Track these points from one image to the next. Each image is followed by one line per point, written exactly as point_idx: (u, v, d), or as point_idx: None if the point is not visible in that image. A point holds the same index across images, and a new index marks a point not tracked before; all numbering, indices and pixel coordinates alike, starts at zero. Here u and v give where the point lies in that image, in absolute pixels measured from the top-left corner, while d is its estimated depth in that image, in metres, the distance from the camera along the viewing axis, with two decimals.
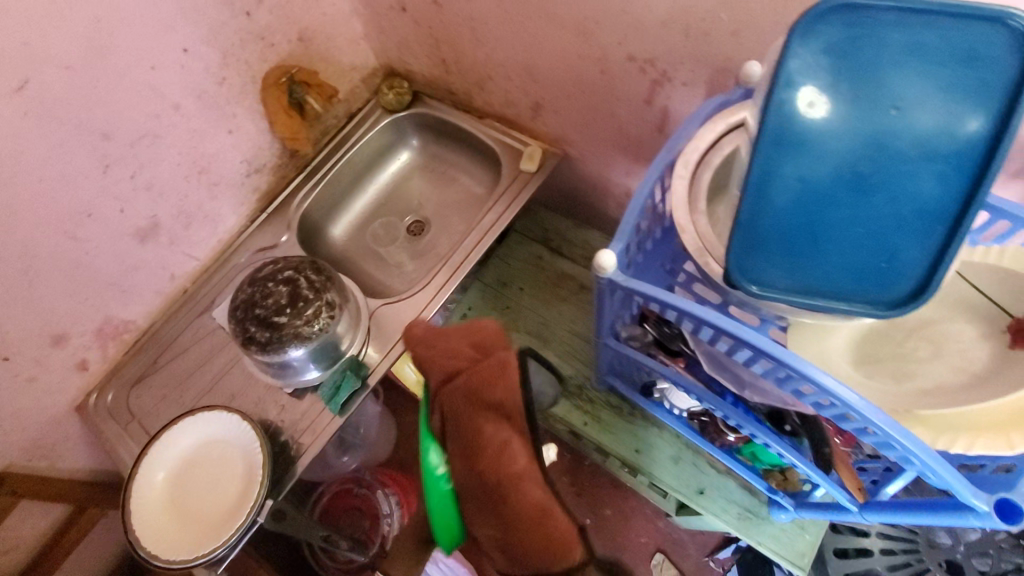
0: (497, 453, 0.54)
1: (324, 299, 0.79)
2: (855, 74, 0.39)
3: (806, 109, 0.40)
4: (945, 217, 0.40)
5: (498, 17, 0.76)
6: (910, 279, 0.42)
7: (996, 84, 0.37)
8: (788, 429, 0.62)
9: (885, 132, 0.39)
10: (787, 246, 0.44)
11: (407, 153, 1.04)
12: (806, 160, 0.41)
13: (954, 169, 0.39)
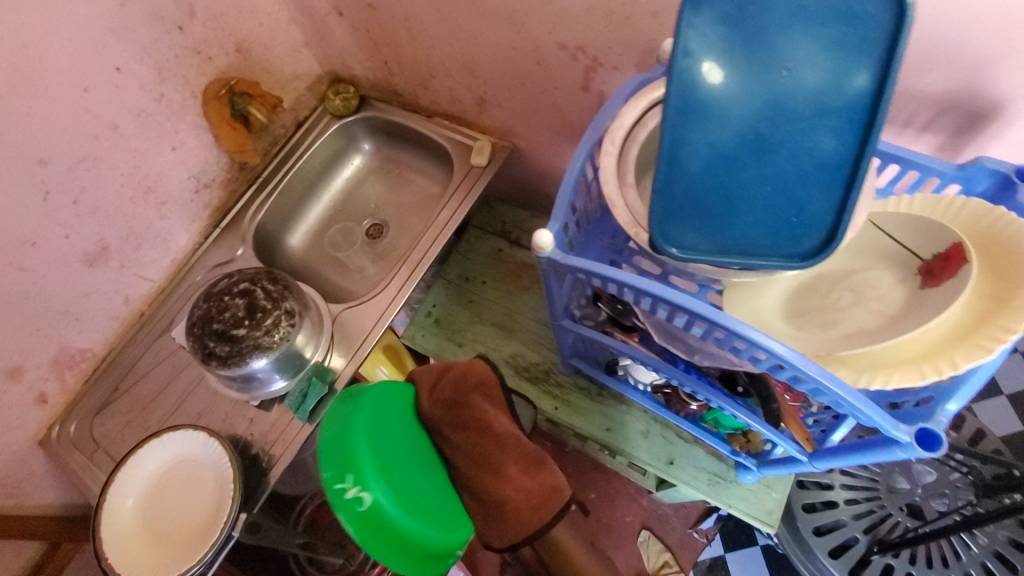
0: (483, 425, 0.62)
1: (283, 308, 0.77)
2: (744, 37, 0.34)
3: (699, 73, 0.35)
4: (844, 173, 0.35)
5: (431, 17, 0.75)
6: (818, 234, 0.36)
7: (875, 39, 0.33)
8: (740, 389, 0.58)
9: (775, 91, 0.34)
10: (696, 209, 0.37)
11: (360, 157, 1.05)
12: (703, 124, 0.36)
13: (846, 123, 0.34)
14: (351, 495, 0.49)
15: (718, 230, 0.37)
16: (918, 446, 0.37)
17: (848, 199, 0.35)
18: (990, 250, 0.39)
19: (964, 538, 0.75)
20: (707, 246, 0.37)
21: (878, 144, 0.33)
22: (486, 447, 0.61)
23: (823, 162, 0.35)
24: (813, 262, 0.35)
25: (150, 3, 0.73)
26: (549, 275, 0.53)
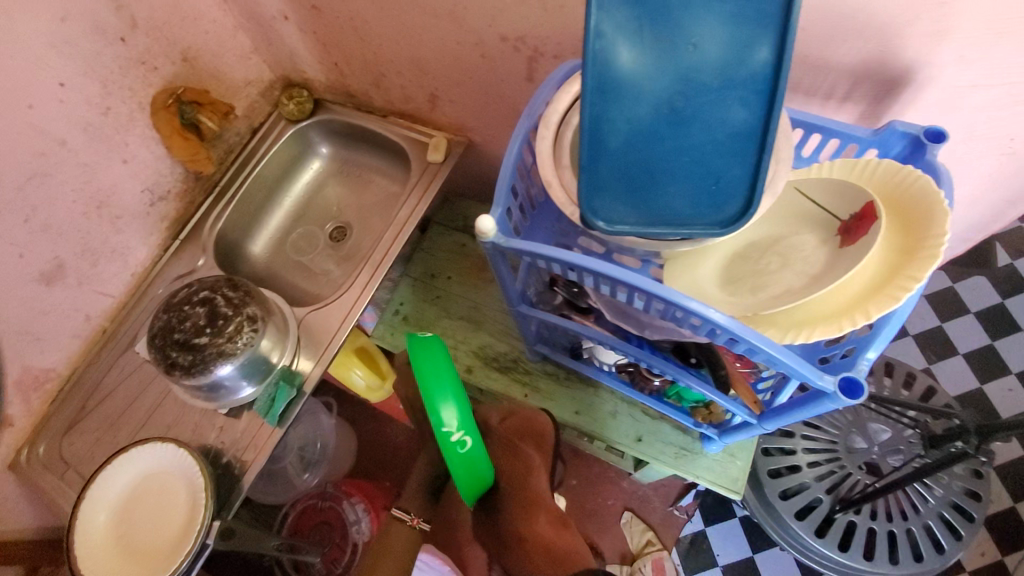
0: (529, 472, 0.72)
1: (245, 313, 0.77)
2: (651, 15, 0.35)
3: (611, 51, 0.36)
4: (756, 142, 0.37)
5: (375, 16, 0.75)
6: (739, 201, 0.38)
7: (772, 10, 0.34)
8: (694, 360, 0.60)
9: (684, 66, 0.36)
10: (623, 185, 0.39)
11: (319, 161, 1.04)
12: (622, 103, 0.37)
13: (754, 92, 0.36)
14: (455, 436, 0.53)
15: (648, 202, 0.39)
16: (843, 393, 0.39)
17: (762, 166, 0.37)
18: (898, 207, 0.41)
19: (921, 491, 0.80)
20: (638, 219, 0.39)
21: (782, 110, 0.35)
22: (528, 488, 0.70)
23: (737, 130, 0.37)
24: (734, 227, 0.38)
25: (90, 15, 0.72)
26: (498, 260, 0.54)
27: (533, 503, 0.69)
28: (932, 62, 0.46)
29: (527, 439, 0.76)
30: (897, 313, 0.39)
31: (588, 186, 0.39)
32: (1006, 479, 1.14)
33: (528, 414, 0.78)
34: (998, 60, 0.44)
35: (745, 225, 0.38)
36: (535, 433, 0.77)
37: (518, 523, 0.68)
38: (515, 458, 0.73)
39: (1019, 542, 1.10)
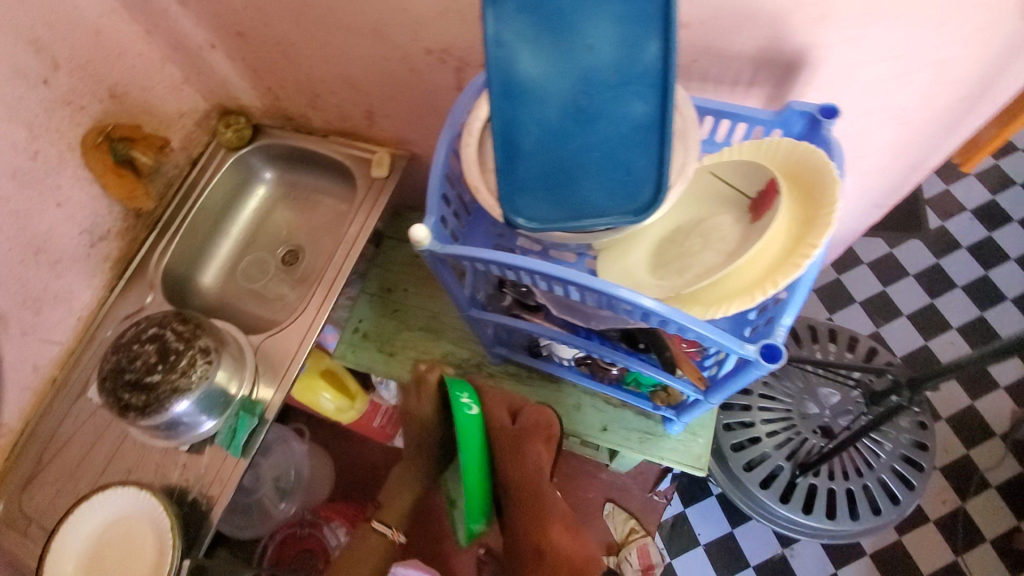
0: (534, 471, 0.73)
1: (197, 346, 0.76)
2: (545, 20, 0.37)
3: (512, 58, 0.38)
4: (658, 132, 0.39)
5: (301, 39, 0.76)
6: (650, 189, 0.40)
7: (656, 7, 0.36)
8: (642, 346, 0.63)
9: (582, 66, 0.38)
10: (541, 184, 0.41)
11: (264, 186, 1.04)
12: (529, 106, 0.39)
13: (650, 85, 0.38)
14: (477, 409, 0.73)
15: (567, 198, 0.41)
16: (765, 359, 0.41)
17: (666, 155, 0.39)
18: (800, 181, 0.44)
19: (872, 447, 0.84)
20: (559, 215, 0.41)
21: (677, 100, 0.37)
22: (542, 495, 0.72)
23: (640, 122, 0.39)
24: (648, 214, 0.40)
25: (8, 60, 0.71)
26: (439, 267, 0.55)
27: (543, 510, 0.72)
28: (819, 44, 0.49)
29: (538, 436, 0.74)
30: (804, 279, 0.42)
31: (508, 189, 0.41)
32: (958, 429, 1.21)
33: (537, 408, 0.76)
34: (879, 38, 0.47)
35: (658, 211, 0.40)
36: (544, 427, 0.75)
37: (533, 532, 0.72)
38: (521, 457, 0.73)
39: (975, 486, 1.17)
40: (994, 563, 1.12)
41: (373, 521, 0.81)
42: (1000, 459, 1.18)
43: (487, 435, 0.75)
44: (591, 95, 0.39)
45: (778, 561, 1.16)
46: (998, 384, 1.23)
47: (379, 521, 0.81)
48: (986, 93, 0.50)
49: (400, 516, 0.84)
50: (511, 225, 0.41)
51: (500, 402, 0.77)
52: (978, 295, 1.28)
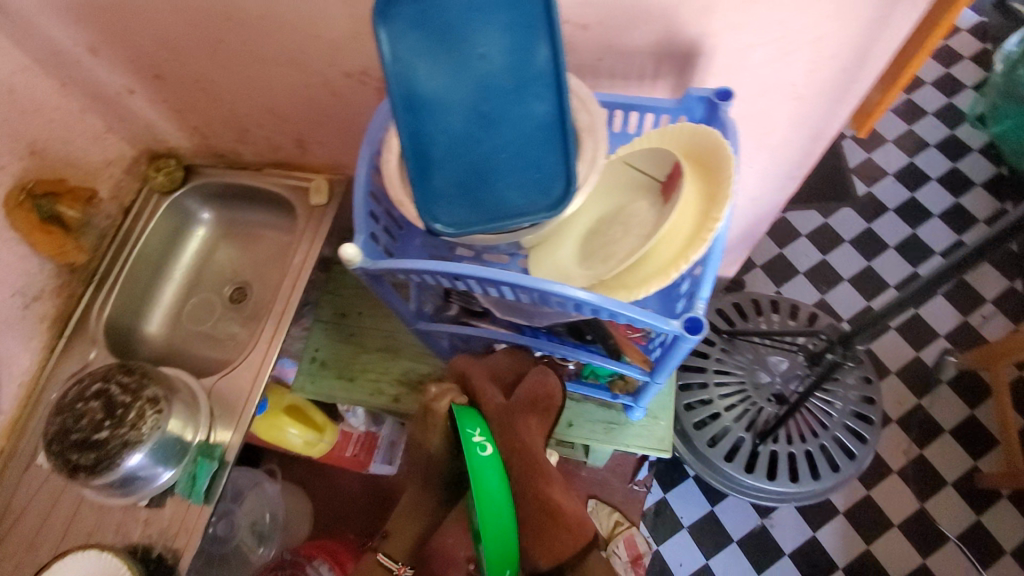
0: (529, 440, 0.62)
1: (144, 396, 0.74)
2: (436, 36, 0.39)
3: (410, 73, 0.40)
4: (561, 126, 0.41)
5: (221, 76, 0.76)
6: (562, 182, 0.41)
7: (539, 12, 0.39)
8: (590, 337, 0.64)
9: (478, 74, 0.40)
10: (457, 189, 0.42)
11: (203, 227, 1.02)
12: (434, 116, 0.41)
13: (546, 83, 0.40)
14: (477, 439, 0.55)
15: (483, 200, 0.42)
16: (688, 331, 0.43)
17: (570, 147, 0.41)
18: (702, 162, 0.47)
19: (824, 408, 0.88)
20: (477, 217, 0.42)
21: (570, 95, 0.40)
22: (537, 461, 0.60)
23: (542, 120, 0.41)
24: (563, 206, 0.41)
25: None
26: (377, 283, 0.56)
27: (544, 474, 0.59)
28: (708, 33, 0.53)
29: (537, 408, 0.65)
30: (715, 253, 0.44)
31: (426, 197, 0.42)
32: (909, 380, 1.27)
33: (537, 377, 0.67)
34: (760, 23, 0.51)
35: (572, 202, 0.41)
36: (542, 401, 0.66)
37: (535, 492, 0.58)
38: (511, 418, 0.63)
39: (931, 434, 1.22)
40: (958, 504, 1.17)
41: (380, 554, 0.68)
42: (949, 404, 1.24)
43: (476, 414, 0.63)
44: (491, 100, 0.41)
45: (759, 533, 1.19)
46: (939, 333, 1.30)
47: (387, 556, 0.67)
48: (862, 64, 0.54)
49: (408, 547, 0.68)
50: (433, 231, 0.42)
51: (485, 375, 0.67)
52: (908, 252, 1.36)
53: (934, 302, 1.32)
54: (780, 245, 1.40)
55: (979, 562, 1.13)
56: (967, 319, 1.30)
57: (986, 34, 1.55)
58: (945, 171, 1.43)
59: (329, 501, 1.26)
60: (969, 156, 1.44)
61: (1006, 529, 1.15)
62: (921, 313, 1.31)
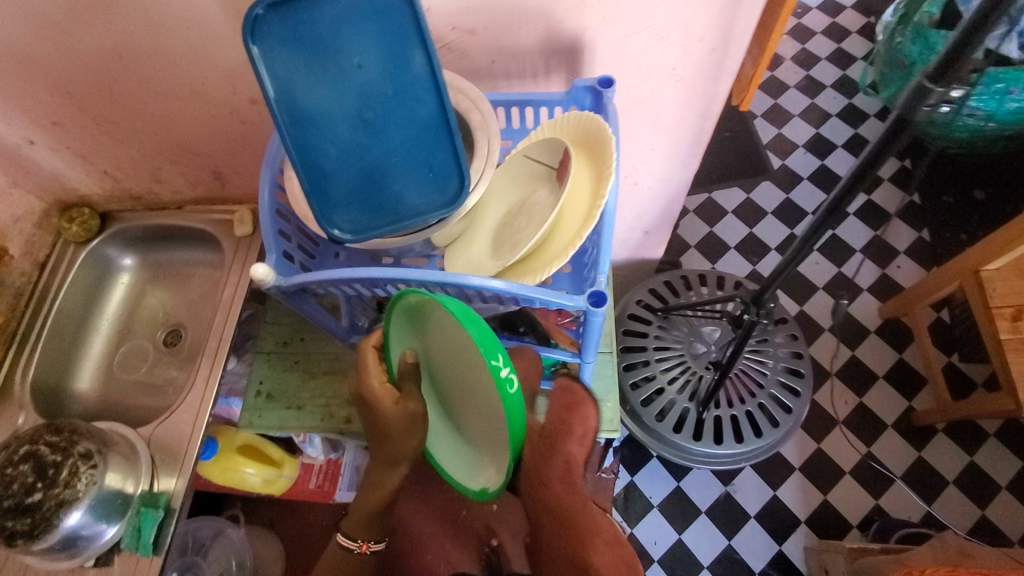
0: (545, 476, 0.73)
1: (77, 453, 0.71)
2: (311, 53, 0.43)
3: (294, 93, 0.44)
4: (444, 130, 0.48)
5: (123, 117, 0.74)
6: (453, 178, 0.49)
7: (406, 24, 0.43)
8: (522, 329, 0.68)
9: (359, 85, 0.45)
10: (361, 191, 0.49)
11: (127, 273, 0.98)
12: (325, 128, 0.46)
13: (424, 91, 0.46)
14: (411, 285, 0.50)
15: (385, 201, 0.50)
16: (594, 305, 0.47)
17: (457, 146, 0.48)
18: (587, 145, 0.51)
19: (759, 366, 0.97)
20: (381, 219, 0.50)
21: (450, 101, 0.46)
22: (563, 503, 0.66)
23: (427, 123, 0.48)
24: (457, 202, 0.49)
25: None
26: (296, 298, 0.57)
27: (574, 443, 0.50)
28: (584, 28, 0.57)
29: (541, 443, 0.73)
30: (606, 233, 0.48)
31: (335, 204, 0.49)
32: (842, 335, 1.34)
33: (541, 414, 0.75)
34: (628, 14, 0.55)
35: (464, 195, 0.49)
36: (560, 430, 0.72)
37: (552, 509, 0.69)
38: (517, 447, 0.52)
39: (867, 382, 1.30)
40: (901, 444, 1.24)
41: (339, 532, 0.67)
42: (880, 353, 1.32)
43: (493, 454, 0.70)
44: (375, 107, 0.46)
45: (725, 500, 1.23)
46: (862, 288, 1.38)
47: (346, 534, 0.66)
48: (729, 47, 0.60)
49: (367, 524, 0.65)
50: (338, 241, 0.50)
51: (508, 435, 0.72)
52: None
53: (854, 260, 1.40)
54: (709, 225, 1.47)
55: (926, 496, 1.19)
56: (885, 271, 1.39)
57: (867, 8, 1.67)
58: (848, 138, 1.53)
59: (303, 538, 1.22)
60: (867, 121, 1.55)
61: (948, 462, 1.22)
62: (844, 270, 1.40)
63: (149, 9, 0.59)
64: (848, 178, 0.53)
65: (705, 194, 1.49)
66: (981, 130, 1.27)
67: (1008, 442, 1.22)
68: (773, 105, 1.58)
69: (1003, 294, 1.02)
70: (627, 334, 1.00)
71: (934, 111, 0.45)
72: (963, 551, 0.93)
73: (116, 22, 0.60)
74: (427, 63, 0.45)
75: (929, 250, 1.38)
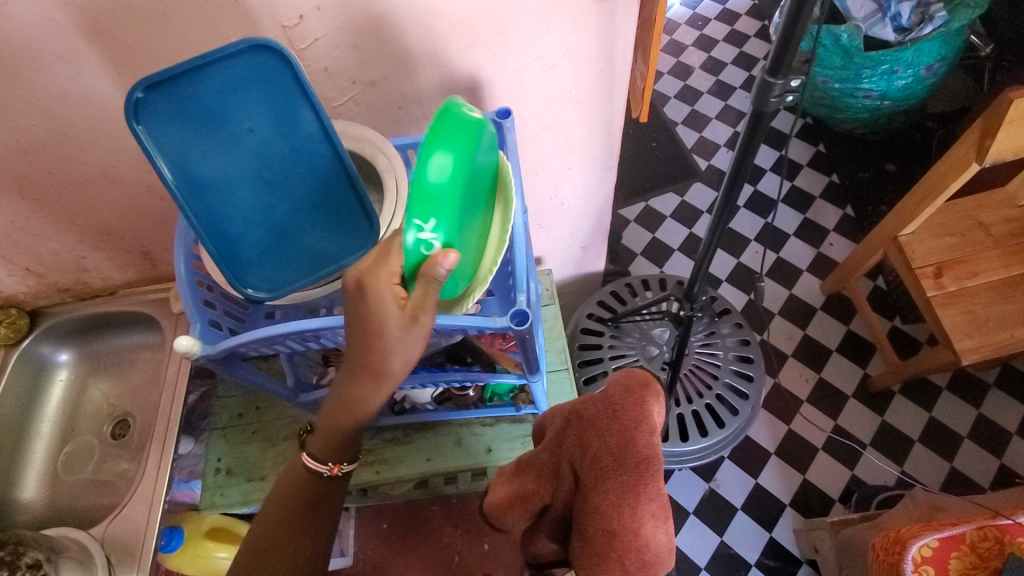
0: (604, 459, 0.47)
1: (24, 564, 0.68)
2: (205, 124, 0.49)
3: (194, 167, 0.50)
4: (341, 177, 0.55)
5: (36, 212, 0.73)
6: (358, 220, 0.57)
7: (292, 87, 0.50)
8: (469, 358, 0.71)
9: (254, 147, 0.52)
10: (272, 243, 0.56)
11: (65, 370, 0.94)
12: (228, 192, 0.53)
13: (316, 143, 0.53)
14: (426, 236, 0.44)
15: (297, 250, 0.57)
16: (518, 324, 0.52)
17: (357, 192, 0.55)
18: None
19: (713, 361, 1.06)
20: (297, 270, 0.57)
21: (342, 150, 0.53)
22: (597, 483, 0.47)
23: (325, 173, 0.55)
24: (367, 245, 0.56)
25: None
26: (227, 367, 0.56)
27: (634, 432, 0.46)
28: (474, 67, 0.61)
29: (622, 433, 0.47)
30: (522, 270, 0.55)
31: (248, 260, 0.56)
32: (791, 317, 1.40)
33: (624, 392, 0.49)
34: (514, 49, 0.59)
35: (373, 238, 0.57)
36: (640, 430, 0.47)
37: (597, 510, 0.47)
38: (566, 448, 0.52)
39: (822, 357, 1.35)
40: (864, 411, 1.29)
41: (303, 453, 0.55)
42: (828, 327, 1.38)
43: (575, 469, 0.51)
44: (272, 165, 0.53)
45: (710, 497, 1.24)
46: (802, 270, 1.45)
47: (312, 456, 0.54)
48: (615, 65, 0.64)
49: (335, 446, 0.54)
50: (256, 299, 0.57)
51: (598, 438, 0.48)
52: (757, 206, 1.52)
53: (789, 244, 1.47)
54: (650, 231, 1.53)
55: (896, 460, 1.23)
56: (819, 250, 1.46)
57: (760, 12, 1.80)
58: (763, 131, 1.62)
59: None
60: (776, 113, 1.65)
61: (910, 422, 1.26)
62: (782, 256, 1.47)
63: (46, 102, 0.59)
64: (747, 134, 0.60)
65: (642, 202, 1.55)
66: (878, 108, 1.37)
67: (960, 393, 1.28)
68: (690, 112, 1.67)
69: (923, 254, 1.08)
70: (583, 348, 1.08)
71: (781, 100, 0.54)
72: (935, 505, 0.96)
73: (15, 119, 0.60)
74: (315, 120, 0.52)
75: (855, 225, 1.47)
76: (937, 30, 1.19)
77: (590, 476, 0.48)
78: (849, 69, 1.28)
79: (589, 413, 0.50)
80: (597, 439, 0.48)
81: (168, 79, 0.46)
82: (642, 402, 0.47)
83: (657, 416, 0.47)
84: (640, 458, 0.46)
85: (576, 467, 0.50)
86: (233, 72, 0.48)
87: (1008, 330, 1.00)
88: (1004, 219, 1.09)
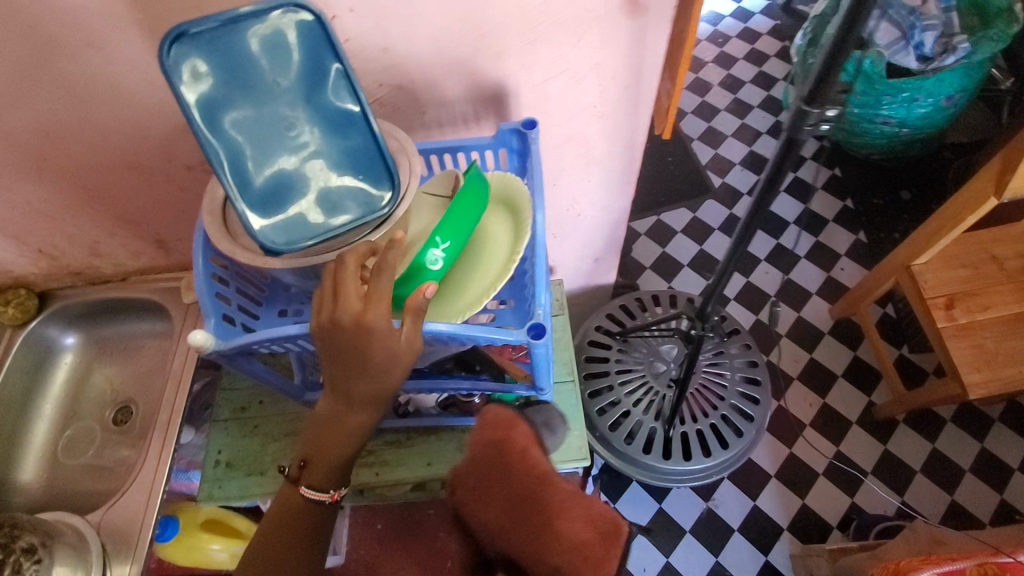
0: (496, 499, 0.55)
1: (19, 548, 0.68)
2: (234, 76, 0.48)
3: (219, 115, 0.49)
4: (366, 134, 0.54)
5: (53, 194, 0.73)
6: (381, 179, 0.55)
7: (322, 42, 0.50)
8: (478, 367, 0.71)
9: (281, 101, 0.51)
10: (293, 201, 0.54)
11: (70, 353, 0.93)
12: (252, 146, 0.51)
13: (341, 98, 0.52)
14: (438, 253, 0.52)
15: (316, 209, 0.54)
16: (535, 337, 0.52)
17: (380, 148, 0.54)
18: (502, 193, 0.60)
19: (719, 379, 1.05)
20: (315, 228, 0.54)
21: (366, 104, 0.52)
22: (506, 519, 0.53)
23: (349, 129, 0.54)
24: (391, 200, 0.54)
25: None
26: (233, 363, 0.56)
27: (509, 462, 0.56)
28: (501, 76, 0.60)
29: (500, 466, 0.56)
30: (539, 277, 0.56)
31: (267, 218, 0.53)
32: (797, 339, 1.39)
33: (487, 443, 0.58)
34: (544, 61, 0.59)
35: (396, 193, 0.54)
36: (514, 456, 0.56)
37: (524, 537, 0.51)
38: (474, 521, 0.56)
39: (828, 381, 1.34)
40: (867, 438, 1.28)
41: (301, 487, 0.56)
42: (835, 352, 1.37)
43: (492, 534, 0.54)
44: (297, 120, 0.52)
45: (707, 516, 1.23)
46: (812, 292, 1.44)
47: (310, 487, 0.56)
48: (641, 81, 0.64)
49: (335, 473, 0.56)
50: (272, 251, 0.52)
51: (487, 488, 0.56)
52: (769, 226, 1.52)
53: (800, 266, 1.47)
54: (661, 245, 1.53)
55: (897, 490, 1.22)
56: (829, 274, 1.45)
57: (781, 32, 1.80)
58: None
59: None
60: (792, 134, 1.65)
61: (913, 451, 1.25)
62: (792, 277, 1.46)
63: (72, 87, 0.59)
64: (774, 159, 0.60)
65: (654, 216, 1.55)
66: (896, 135, 1.37)
67: (966, 426, 1.27)
68: (707, 128, 1.67)
69: (934, 284, 1.08)
70: (590, 360, 1.08)
71: (814, 128, 0.54)
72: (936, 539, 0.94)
73: (40, 102, 0.60)
74: (343, 75, 0.51)
75: (867, 251, 1.46)
76: (959, 61, 1.18)
77: (504, 518, 0.54)
78: (870, 95, 1.28)
79: (471, 482, 0.58)
80: (483, 494, 0.56)
81: (202, 27, 0.46)
82: (498, 448, 0.58)
83: (518, 448, 0.57)
84: (524, 483, 0.54)
85: (486, 528, 0.55)
86: (267, 28, 0.48)
87: (1018, 366, 0.99)
88: (1019, 255, 1.08)
